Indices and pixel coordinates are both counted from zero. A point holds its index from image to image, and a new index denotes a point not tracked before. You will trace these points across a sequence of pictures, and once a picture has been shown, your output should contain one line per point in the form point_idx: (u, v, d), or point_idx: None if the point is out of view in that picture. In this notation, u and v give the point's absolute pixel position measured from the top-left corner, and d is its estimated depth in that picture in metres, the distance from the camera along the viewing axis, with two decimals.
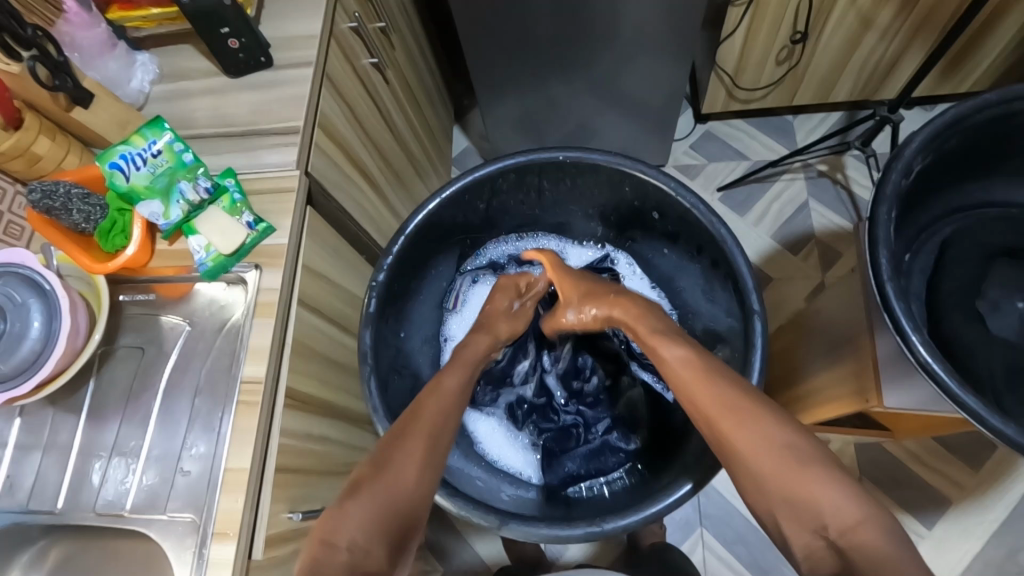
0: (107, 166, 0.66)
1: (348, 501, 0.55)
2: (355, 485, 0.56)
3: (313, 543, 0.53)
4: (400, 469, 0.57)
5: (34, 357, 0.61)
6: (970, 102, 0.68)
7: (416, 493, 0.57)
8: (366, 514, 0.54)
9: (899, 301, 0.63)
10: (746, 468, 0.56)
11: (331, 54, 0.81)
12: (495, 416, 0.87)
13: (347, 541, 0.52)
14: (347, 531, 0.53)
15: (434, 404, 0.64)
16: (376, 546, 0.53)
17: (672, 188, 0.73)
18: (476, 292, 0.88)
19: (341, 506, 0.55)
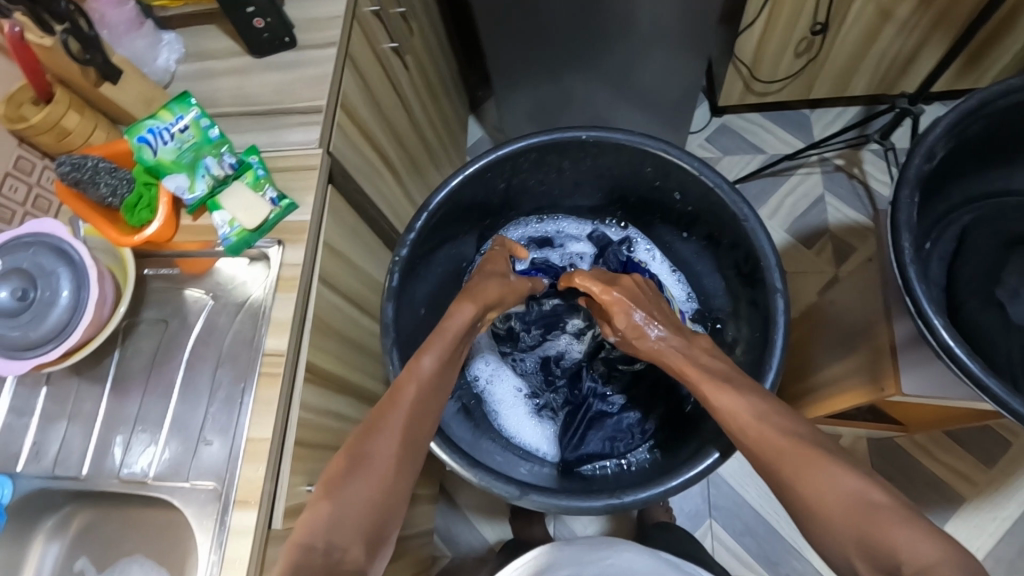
0: (135, 140, 0.67)
1: (321, 500, 0.56)
2: (328, 482, 0.57)
3: (290, 546, 0.53)
4: (378, 469, 0.58)
5: (62, 326, 0.63)
6: (995, 88, 0.68)
7: (394, 487, 0.59)
8: (342, 515, 0.55)
9: (921, 284, 0.63)
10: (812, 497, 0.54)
11: (353, 35, 0.82)
12: (511, 385, 0.88)
13: (325, 542, 0.54)
14: (321, 532, 0.54)
15: (412, 385, 0.64)
16: (354, 544, 0.55)
17: (695, 168, 0.73)
18: None
19: (317, 509, 0.55)
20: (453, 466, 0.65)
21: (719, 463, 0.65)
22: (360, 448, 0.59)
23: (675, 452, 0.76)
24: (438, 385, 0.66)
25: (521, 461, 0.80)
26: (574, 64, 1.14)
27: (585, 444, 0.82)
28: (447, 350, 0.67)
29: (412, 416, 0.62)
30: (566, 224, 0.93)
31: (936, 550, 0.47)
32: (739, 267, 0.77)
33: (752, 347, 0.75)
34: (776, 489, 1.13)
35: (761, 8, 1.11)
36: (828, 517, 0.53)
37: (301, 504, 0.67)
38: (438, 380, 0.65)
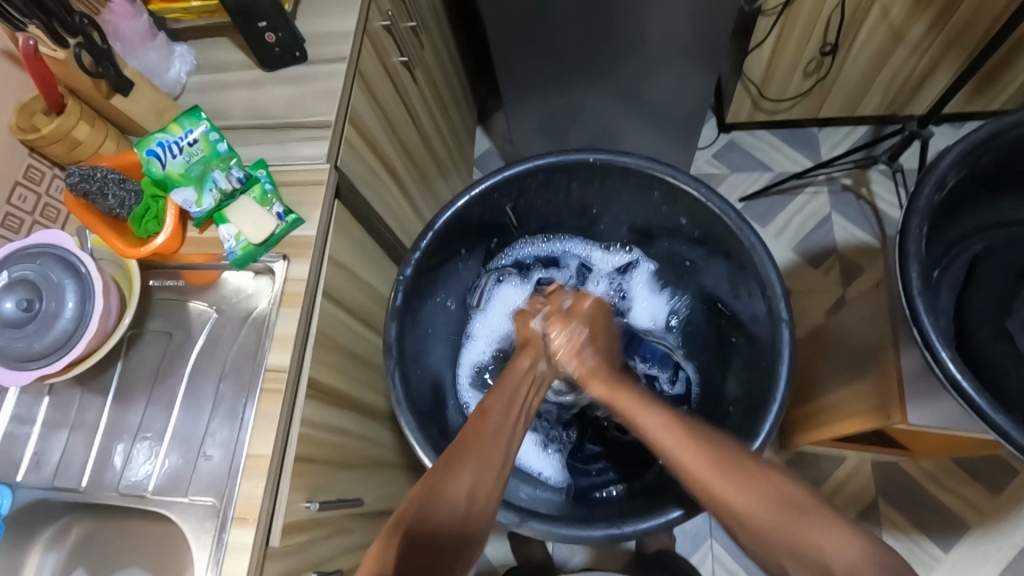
0: (145, 153, 0.68)
1: (396, 535, 0.56)
2: (404, 515, 0.57)
3: None
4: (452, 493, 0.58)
5: (66, 337, 0.63)
6: (1006, 118, 0.68)
7: (478, 519, 0.59)
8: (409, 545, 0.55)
9: (928, 315, 0.62)
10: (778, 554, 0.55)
11: (364, 50, 0.82)
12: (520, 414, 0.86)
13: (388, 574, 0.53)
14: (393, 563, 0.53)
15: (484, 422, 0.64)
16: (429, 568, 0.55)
17: (702, 194, 0.73)
18: (501, 291, 0.88)
19: (388, 540, 0.55)
20: None
21: None
22: (440, 485, 0.58)
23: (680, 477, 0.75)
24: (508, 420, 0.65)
25: (526, 484, 0.79)
26: (583, 79, 1.15)
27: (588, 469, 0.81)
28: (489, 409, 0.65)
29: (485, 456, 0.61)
30: (577, 246, 0.92)
31: None
32: (745, 296, 0.77)
33: (757, 368, 0.74)
34: None
35: (770, 27, 1.11)
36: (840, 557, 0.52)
37: (300, 521, 0.67)
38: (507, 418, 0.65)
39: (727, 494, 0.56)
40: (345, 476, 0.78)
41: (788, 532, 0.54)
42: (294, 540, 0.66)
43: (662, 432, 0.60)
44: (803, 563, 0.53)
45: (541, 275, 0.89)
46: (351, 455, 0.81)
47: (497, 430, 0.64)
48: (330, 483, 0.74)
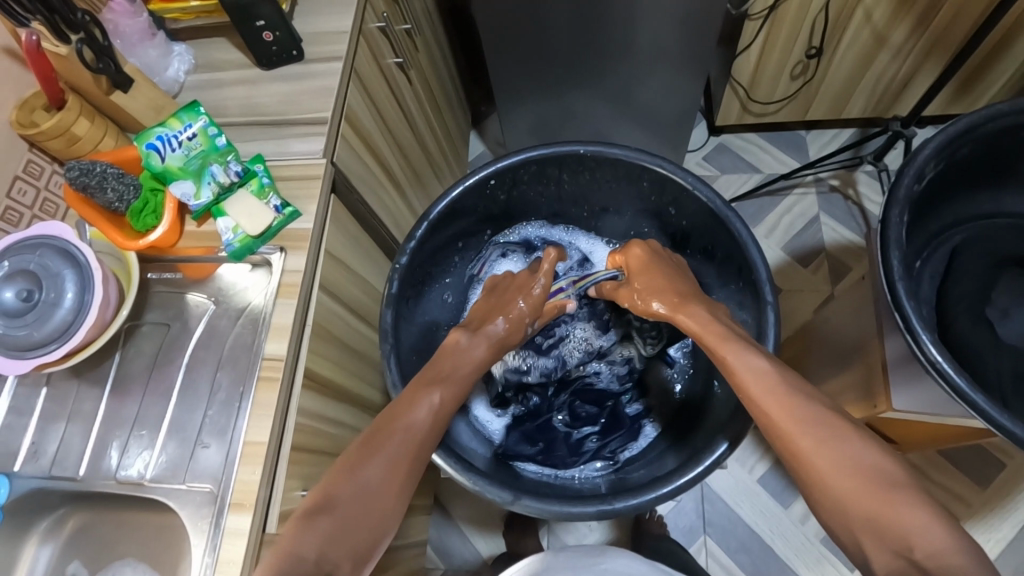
0: (144, 147, 0.69)
1: (313, 518, 0.56)
2: (323, 498, 0.57)
3: (274, 555, 0.53)
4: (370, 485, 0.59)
5: (65, 327, 0.64)
6: (981, 112, 0.70)
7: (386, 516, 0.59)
8: (324, 533, 0.55)
9: (910, 301, 0.64)
10: (846, 523, 0.54)
11: (360, 49, 0.84)
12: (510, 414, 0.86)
13: (313, 556, 0.53)
14: (312, 545, 0.54)
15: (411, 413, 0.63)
16: (342, 560, 0.55)
17: (689, 183, 0.75)
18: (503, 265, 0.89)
19: (302, 522, 0.55)
20: (449, 470, 0.66)
21: (709, 472, 0.66)
22: (355, 467, 0.59)
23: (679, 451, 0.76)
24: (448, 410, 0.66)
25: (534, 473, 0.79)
26: (574, 81, 1.17)
27: (592, 444, 0.84)
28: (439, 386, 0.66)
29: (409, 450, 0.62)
30: (581, 240, 0.92)
31: (947, 562, 0.47)
32: (733, 286, 0.78)
33: None
34: (770, 505, 1.13)
35: (757, 31, 1.14)
36: (889, 559, 0.51)
37: None
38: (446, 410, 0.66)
39: (814, 455, 0.56)
40: None
41: (872, 501, 0.52)
42: None
43: (758, 379, 0.61)
44: (880, 537, 0.51)
45: (543, 256, 0.89)
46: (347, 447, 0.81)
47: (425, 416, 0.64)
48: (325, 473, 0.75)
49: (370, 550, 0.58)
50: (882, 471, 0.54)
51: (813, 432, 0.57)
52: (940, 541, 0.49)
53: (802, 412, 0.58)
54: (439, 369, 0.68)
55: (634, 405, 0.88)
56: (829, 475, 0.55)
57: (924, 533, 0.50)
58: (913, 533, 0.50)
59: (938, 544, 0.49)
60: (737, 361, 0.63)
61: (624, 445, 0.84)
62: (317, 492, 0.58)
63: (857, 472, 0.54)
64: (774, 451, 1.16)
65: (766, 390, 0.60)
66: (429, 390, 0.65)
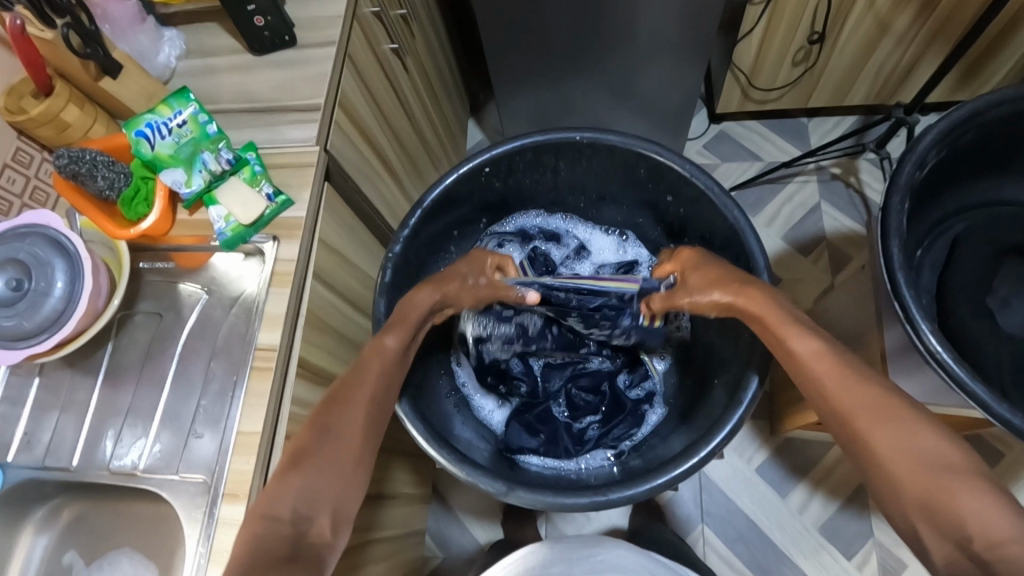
0: (134, 133, 0.68)
1: (289, 472, 0.56)
2: (298, 450, 0.58)
3: (252, 518, 0.52)
4: (345, 426, 0.60)
5: (56, 316, 0.63)
6: (985, 98, 0.69)
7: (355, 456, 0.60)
8: (307, 484, 0.55)
9: (910, 290, 0.63)
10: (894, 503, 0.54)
11: (354, 35, 0.82)
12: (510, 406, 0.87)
13: (291, 513, 0.53)
14: (287, 501, 0.54)
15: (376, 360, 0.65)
16: (320, 516, 0.55)
17: (687, 171, 0.74)
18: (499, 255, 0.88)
19: (283, 478, 0.55)
20: (440, 460, 0.66)
21: (704, 464, 0.65)
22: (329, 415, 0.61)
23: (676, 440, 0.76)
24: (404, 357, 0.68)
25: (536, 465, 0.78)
26: (573, 68, 1.15)
27: (594, 432, 0.83)
28: (397, 326, 0.68)
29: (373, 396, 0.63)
30: (579, 228, 0.92)
31: None
32: None
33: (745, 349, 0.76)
34: (768, 494, 1.13)
35: (759, 17, 1.12)
36: (948, 550, 0.50)
37: None
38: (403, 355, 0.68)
39: (878, 433, 0.56)
40: None
41: (930, 486, 0.52)
42: None
43: (815, 359, 0.61)
44: (939, 527, 0.50)
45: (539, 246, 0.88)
46: None
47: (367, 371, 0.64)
48: None
49: (351, 506, 0.57)
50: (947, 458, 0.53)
51: (854, 402, 0.58)
52: (1003, 532, 0.47)
53: (871, 394, 0.58)
54: (401, 324, 0.68)
55: (637, 390, 0.87)
56: (884, 461, 0.55)
57: (982, 525, 0.48)
58: (961, 519, 0.49)
59: (1001, 535, 0.47)
60: (794, 342, 0.62)
61: (629, 431, 0.83)
62: (290, 449, 0.58)
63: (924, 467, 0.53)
64: (773, 440, 1.16)
65: (822, 371, 0.61)
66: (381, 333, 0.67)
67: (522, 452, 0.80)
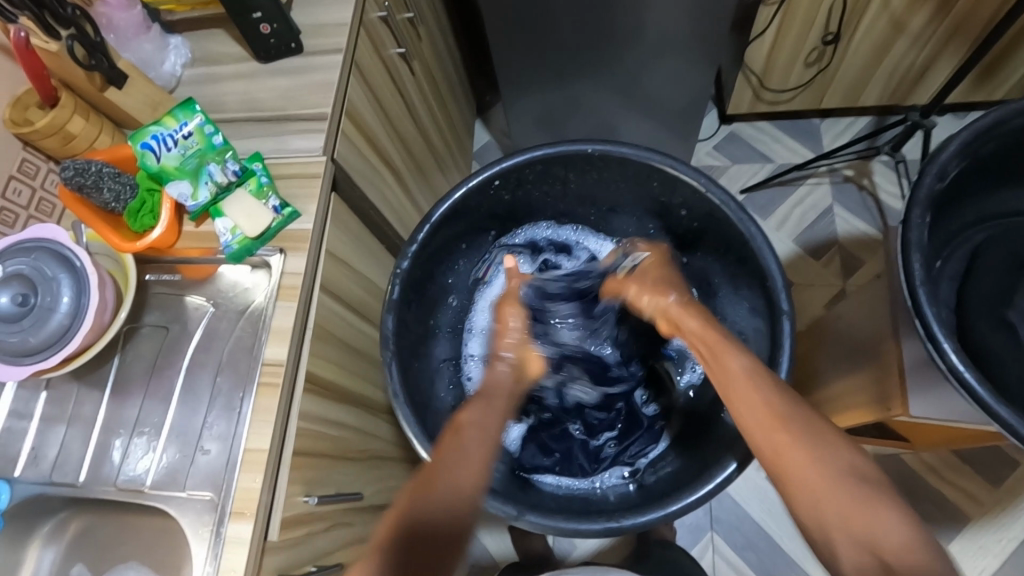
0: (139, 146, 0.67)
1: (396, 531, 0.55)
2: (399, 510, 0.57)
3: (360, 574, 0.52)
4: (455, 482, 0.59)
5: (62, 332, 0.63)
6: (1009, 106, 0.67)
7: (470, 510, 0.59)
8: (402, 547, 0.54)
9: (931, 306, 0.62)
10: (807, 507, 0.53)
11: (361, 41, 0.81)
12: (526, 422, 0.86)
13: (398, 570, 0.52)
14: (396, 559, 0.53)
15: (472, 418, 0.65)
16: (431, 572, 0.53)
17: (701, 185, 0.73)
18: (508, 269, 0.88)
19: (384, 538, 0.55)
20: None
21: (719, 490, 0.64)
22: (433, 474, 0.59)
23: (688, 461, 0.75)
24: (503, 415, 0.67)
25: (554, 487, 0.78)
26: (582, 70, 1.14)
27: (610, 450, 0.83)
28: (484, 398, 0.67)
29: (480, 453, 0.62)
30: (591, 240, 0.91)
31: None
32: (745, 289, 0.77)
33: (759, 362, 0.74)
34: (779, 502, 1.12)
35: (771, 17, 1.09)
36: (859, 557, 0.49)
37: (299, 515, 0.67)
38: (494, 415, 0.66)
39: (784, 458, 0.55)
40: (343, 469, 0.78)
41: (848, 500, 0.51)
42: (292, 534, 0.66)
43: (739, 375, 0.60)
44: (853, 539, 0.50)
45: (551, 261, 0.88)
46: (350, 448, 0.80)
47: (472, 445, 0.63)
48: (328, 477, 0.74)
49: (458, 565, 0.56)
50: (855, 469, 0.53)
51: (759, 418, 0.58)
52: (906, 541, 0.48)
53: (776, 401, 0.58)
54: (497, 392, 0.68)
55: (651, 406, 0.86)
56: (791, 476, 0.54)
57: (890, 533, 0.49)
58: (871, 528, 0.49)
59: (904, 542, 0.48)
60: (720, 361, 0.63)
61: (643, 450, 0.82)
62: (394, 512, 0.57)
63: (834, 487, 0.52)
64: None
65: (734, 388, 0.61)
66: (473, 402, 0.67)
67: (537, 471, 0.81)
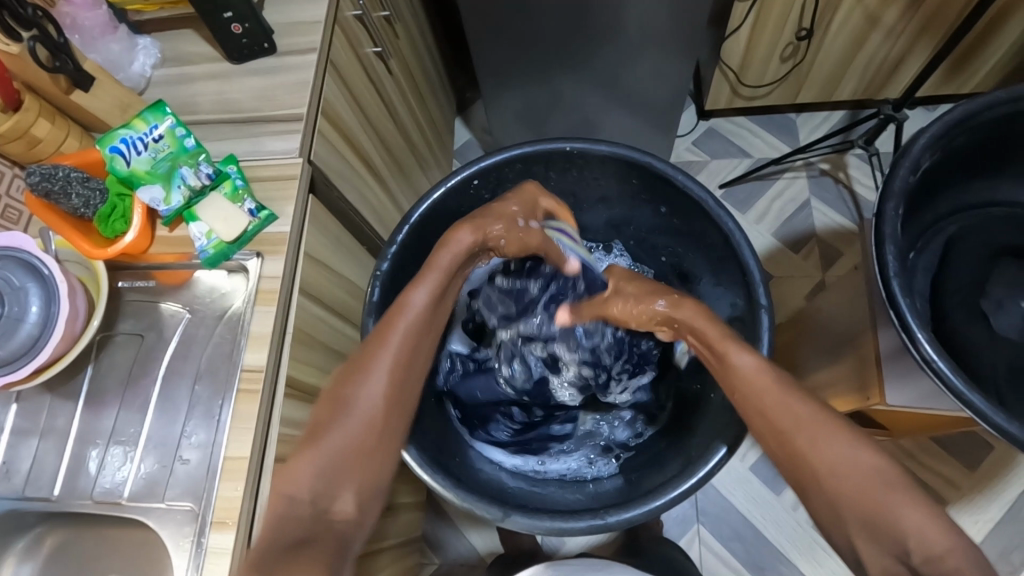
0: (108, 150, 0.66)
1: (311, 443, 0.60)
2: (314, 428, 0.61)
3: (272, 498, 0.56)
4: (369, 395, 0.62)
5: (32, 342, 0.61)
6: (978, 99, 0.69)
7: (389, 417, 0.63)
8: (315, 465, 0.59)
9: (905, 297, 0.63)
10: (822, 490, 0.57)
11: (336, 40, 0.80)
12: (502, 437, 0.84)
13: (305, 491, 0.57)
14: (305, 483, 0.57)
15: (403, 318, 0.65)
16: (343, 492, 0.59)
17: (680, 181, 0.73)
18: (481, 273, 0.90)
19: (292, 460, 0.59)
20: (436, 487, 0.65)
21: (703, 484, 0.65)
22: (351, 388, 0.62)
23: (671, 455, 0.76)
24: (432, 312, 0.67)
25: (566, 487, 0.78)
26: (561, 68, 1.13)
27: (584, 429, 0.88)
28: (421, 284, 0.68)
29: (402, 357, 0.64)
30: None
31: None
32: (725, 286, 0.77)
33: None
34: (763, 492, 1.13)
35: (747, 13, 1.10)
36: (887, 564, 0.53)
37: None
38: (431, 310, 0.67)
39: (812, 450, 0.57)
40: None
41: (870, 499, 0.54)
42: None
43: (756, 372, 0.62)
44: (873, 534, 0.54)
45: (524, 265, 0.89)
46: None
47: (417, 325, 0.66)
48: None
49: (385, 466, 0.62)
50: (877, 468, 0.56)
51: (762, 383, 0.61)
52: (939, 543, 0.51)
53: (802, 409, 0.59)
54: (435, 269, 0.69)
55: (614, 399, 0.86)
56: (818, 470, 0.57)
57: (919, 537, 0.52)
58: (891, 514, 0.53)
59: (939, 548, 0.51)
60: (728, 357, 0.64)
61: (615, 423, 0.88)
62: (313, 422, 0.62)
63: (854, 468, 0.56)
64: None
65: (763, 386, 0.61)
66: (414, 291, 0.67)
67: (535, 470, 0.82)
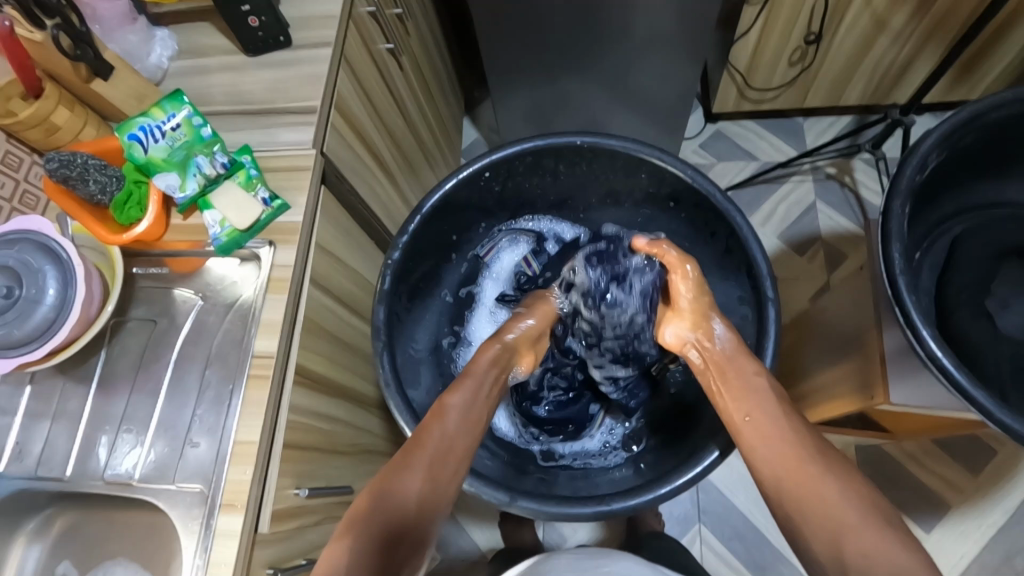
0: (126, 137, 0.67)
1: (355, 529, 0.55)
2: (353, 518, 0.56)
3: None
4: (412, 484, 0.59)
5: (48, 324, 0.62)
6: (986, 100, 0.69)
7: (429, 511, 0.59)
8: (359, 550, 0.53)
9: (910, 294, 0.63)
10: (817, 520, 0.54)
11: (349, 35, 0.81)
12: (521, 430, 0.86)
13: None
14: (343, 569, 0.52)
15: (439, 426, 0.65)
16: None
17: (689, 175, 0.74)
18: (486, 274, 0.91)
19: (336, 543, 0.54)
20: None
21: (706, 473, 0.66)
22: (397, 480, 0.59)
23: (675, 446, 0.77)
24: (466, 420, 0.66)
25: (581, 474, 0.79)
26: (570, 68, 1.14)
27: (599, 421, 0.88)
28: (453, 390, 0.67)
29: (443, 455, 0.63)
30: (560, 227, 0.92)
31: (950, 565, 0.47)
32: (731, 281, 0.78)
33: None
34: None
35: (756, 16, 1.11)
36: None
37: (290, 507, 0.67)
38: (465, 417, 0.66)
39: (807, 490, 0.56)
40: (333, 463, 0.78)
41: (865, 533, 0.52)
42: (283, 527, 0.66)
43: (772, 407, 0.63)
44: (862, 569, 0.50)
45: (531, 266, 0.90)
46: (339, 442, 0.80)
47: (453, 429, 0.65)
48: (319, 470, 0.74)
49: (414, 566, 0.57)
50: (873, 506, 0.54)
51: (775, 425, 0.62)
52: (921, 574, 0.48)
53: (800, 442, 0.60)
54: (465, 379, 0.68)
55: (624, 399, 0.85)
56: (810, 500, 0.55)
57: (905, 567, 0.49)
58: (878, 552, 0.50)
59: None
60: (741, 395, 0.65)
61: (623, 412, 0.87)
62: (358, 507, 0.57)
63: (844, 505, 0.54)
64: None
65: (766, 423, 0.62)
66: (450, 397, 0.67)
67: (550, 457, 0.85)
